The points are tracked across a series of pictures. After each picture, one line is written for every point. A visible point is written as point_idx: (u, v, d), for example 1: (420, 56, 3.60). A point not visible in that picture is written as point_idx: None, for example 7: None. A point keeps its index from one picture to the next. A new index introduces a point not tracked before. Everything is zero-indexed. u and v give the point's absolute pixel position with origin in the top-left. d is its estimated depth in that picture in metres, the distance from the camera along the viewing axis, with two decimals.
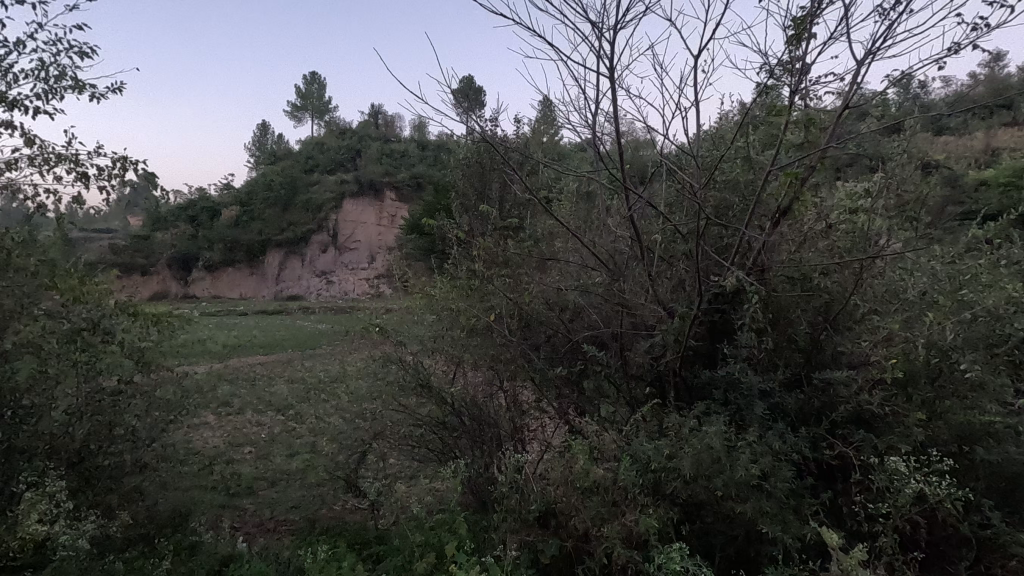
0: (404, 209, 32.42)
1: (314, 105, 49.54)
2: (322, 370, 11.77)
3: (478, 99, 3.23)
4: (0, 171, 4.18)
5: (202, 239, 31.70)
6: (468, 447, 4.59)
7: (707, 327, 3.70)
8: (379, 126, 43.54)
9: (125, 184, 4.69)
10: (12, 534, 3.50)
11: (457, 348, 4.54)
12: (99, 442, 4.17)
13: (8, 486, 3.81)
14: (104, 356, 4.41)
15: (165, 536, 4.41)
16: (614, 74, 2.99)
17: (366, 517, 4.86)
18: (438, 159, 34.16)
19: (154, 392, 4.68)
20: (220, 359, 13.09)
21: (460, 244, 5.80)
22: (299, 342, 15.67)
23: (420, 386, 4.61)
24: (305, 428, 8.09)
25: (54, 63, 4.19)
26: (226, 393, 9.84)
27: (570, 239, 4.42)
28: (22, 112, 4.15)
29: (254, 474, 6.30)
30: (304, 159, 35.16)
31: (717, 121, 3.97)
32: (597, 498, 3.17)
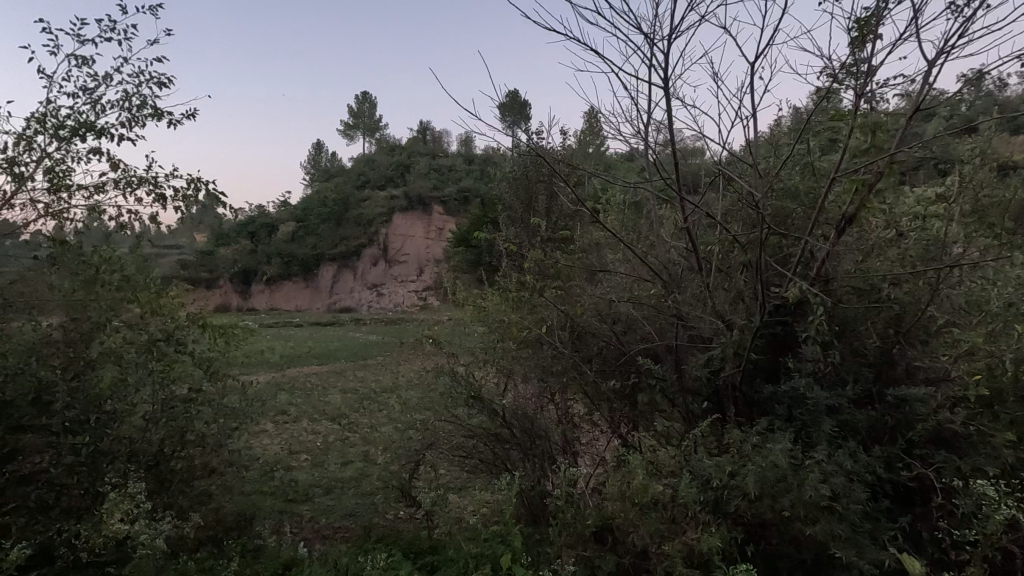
0: (452, 223, 33.00)
1: (366, 124, 51.40)
2: (374, 381, 12.07)
3: (527, 112, 3.26)
4: (89, 194, 4.55)
5: (260, 254, 33.19)
6: (520, 458, 4.63)
7: (768, 341, 3.57)
8: (427, 142, 44.68)
9: (198, 204, 5.01)
10: (98, 531, 3.71)
11: (508, 360, 4.56)
12: (173, 446, 4.46)
13: (93, 487, 4.01)
14: (177, 366, 4.69)
15: (232, 538, 4.60)
16: (667, 84, 2.97)
17: (420, 527, 4.92)
18: (484, 173, 34.65)
19: (222, 400, 4.92)
20: (278, 369, 13.64)
21: (509, 256, 5.85)
22: (352, 353, 16.15)
23: (471, 398, 4.67)
24: (358, 437, 8.30)
25: (137, 94, 4.54)
26: (284, 402, 10.23)
27: (622, 250, 4.39)
28: (109, 139, 4.51)
29: (312, 481, 6.50)
30: (356, 176, 36.42)
31: (774, 127, 3.86)
32: (656, 515, 3.10)
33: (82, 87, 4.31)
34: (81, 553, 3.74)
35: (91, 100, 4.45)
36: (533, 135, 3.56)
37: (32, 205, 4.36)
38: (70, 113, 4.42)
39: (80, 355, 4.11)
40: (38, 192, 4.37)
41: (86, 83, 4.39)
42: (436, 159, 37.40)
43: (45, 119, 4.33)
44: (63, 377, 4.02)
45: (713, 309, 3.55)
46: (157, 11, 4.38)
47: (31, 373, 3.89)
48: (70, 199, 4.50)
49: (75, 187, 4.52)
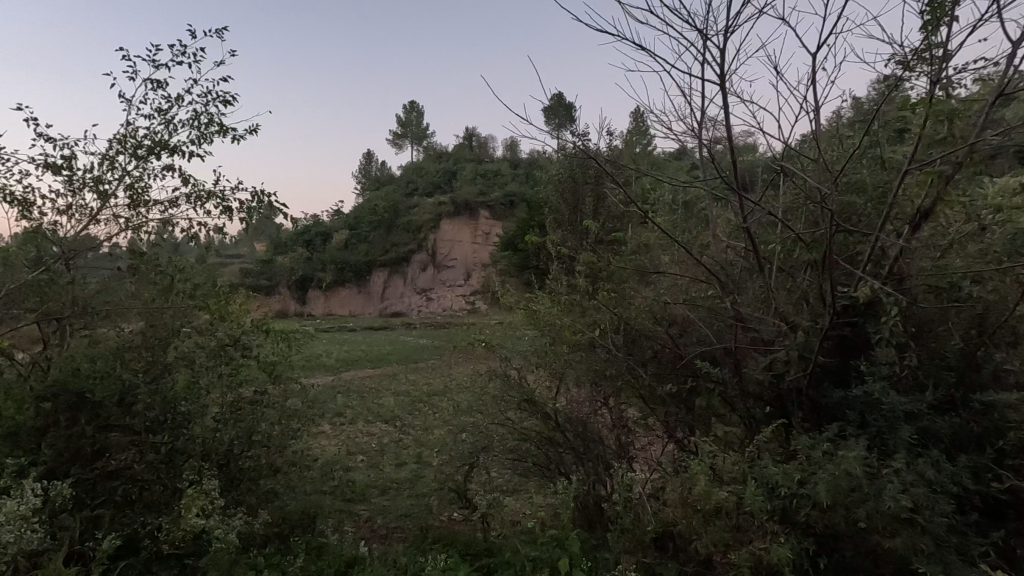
0: (498, 227, 33.24)
1: (413, 131, 52.59)
2: (425, 384, 12.32)
3: (571, 114, 3.25)
4: (164, 208, 4.86)
5: (315, 262, 34.45)
6: (574, 462, 4.61)
7: (836, 343, 3.41)
8: (473, 147, 45.35)
9: (260, 214, 5.26)
10: (178, 525, 3.94)
11: (561, 364, 4.53)
12: (242, 446, 4.68)
13: (173, 483, 4.25)
14: (244, 370, 4.93)
15: (297, 535, 4.73)
16: (722, 81, 2.89)
17: (475, 529, 4.98)
18: (530, 177, 34.73)
19: (286, 402, 5.14)
20: (334, 372, 14.12)
21: (559, 259, 5.84)
22: (403, 357, 16.54)
23: (525, 401, 4.69)
24: (411, 439, 8.49)
25: (204, 112, 4.83)
26: (340, 404, 10.59)
27: (675, 251, 4.30)
28: (181, 156, 4.81)
29: (369, 481, 6.68)
30: (404, 184, 37.31)
31: (837, 119, 3.69)
32: (720, 523, 3.01)
33: (157, 108, 4.62)
34: (163, 546, 3.95)
35: (164, 120, 4.76)
36: (583, 136, 3.54)
37: (115, 220, 4.70)
38: (146, 134, 4.74)
39: (159, 359, 4.38)
40: (119, 208, 4.71)
41: (160, 104, 4.69)
42: (482, 164, 37.79)
43: (124, 139, 4.66)
44: (144, 380, 4.28)
45: (775, 310, 3.42)
46: (221, 34, 4.65)
47: (117, 376, 4.19)
48: (147, 214, 4.82)
49: (152, 203, 4.84)
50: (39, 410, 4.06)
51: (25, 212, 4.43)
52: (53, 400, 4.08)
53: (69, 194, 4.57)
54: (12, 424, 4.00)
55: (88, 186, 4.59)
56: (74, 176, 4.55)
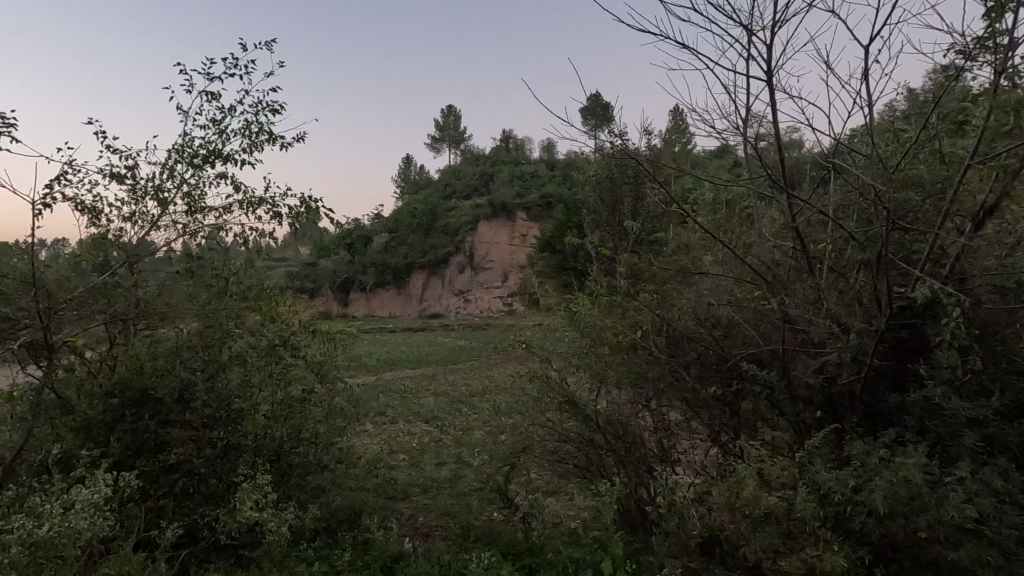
0: (535, 229, 33.26)
1: (450, 135, 53.16)
2: (464, 385, 12.45)
3: (607, 114, 3.24)
4: (218, 214, 5.09)
5: (357, 264, 35.27)
6: (615, 465, 4.58)
7: (892, 346, 3.28)
8: (510, 148, 45.54)
9: (307, 219, 5.45)
10: (233, 517, 4.12)
11: (601, 365, 4.50)
12: (291, 442, 4.85)
13: (228, 476, 4.45)
14: (293, 369, 5.12)
15: (344, 530, 4.89)
16: (768, 77, 2.83)
17: (516, 529, 5.00)
18: (567, 178, 34.64)
19: (331, 401, 5.30)
20: (374, 373, 14.42)
21: (598, 260, 5.80)
22: (442, 358, 16.78)
23: (565, 402, 4.68)
24: (451, 439, 8.60)
25: (255, 121, 5.04)
26: (381, 404, 10.81)
27: (719, 250, 4.22)
28: (233, 164, 5.04)
29: (410, 480, 6.79)
30: (443, 187, 37.81)
31: (890, 112, 3.55)
32: (769, 529, 2.94)
33: (212, 119, 4.86)
34: (220, 536, 4.15)
35: (218, 130, 4.99)
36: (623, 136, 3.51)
37: (173, 226, 4.96)
38: (201, 143, 4.98)
39: (214, 358, 4.59)
40: (177, 215, 4.96)
41: (215, 115, 4.93)
42: (519, 166, 37.91)
43: (182, 149, 4.91)
44: (200, 378, 4.49)
45: (825, 311, 3.32)
46: (270, 46, 4.86)
47: (175, 374, 4.41)
48: (203, 220, 5.07)
49: (207, 209, 5.09)
50: (107, 405, 4.32)
51: (94, 220, 4.72)
52: (119, 397, 4.33)
53: (132, 202, 4.85)
54: (83, 418, 4.27)
55: (149, 194, 4.86)
56: (137, 185, 4.82)
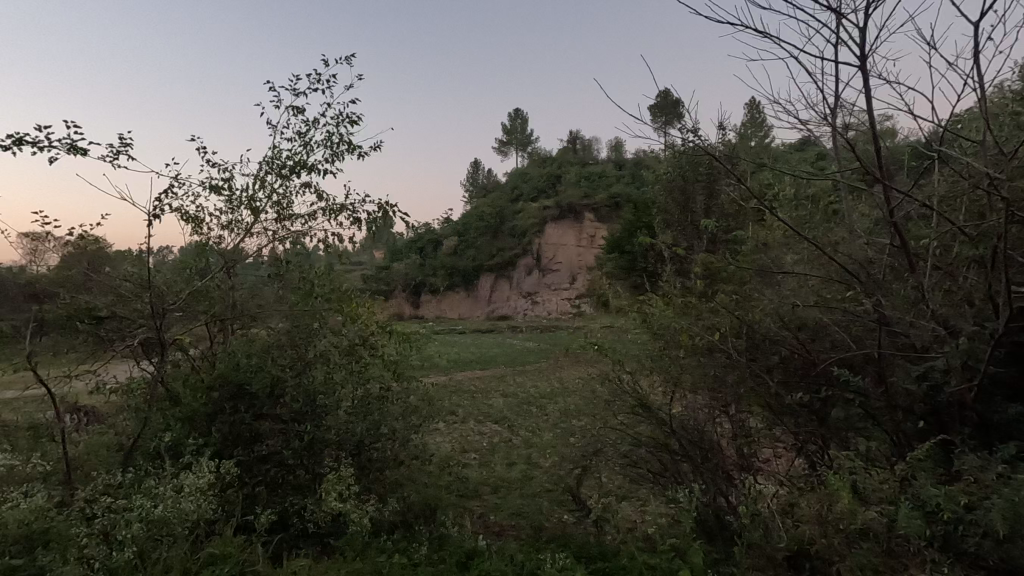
0: (603, 229, 32.85)
1: (517, 139, 53.64)
2: (532, 387, 12.48)
3: (679, 109, 3.14)
4: (304, 221, 5.42)
5: (427, 267, 36.29)
6: (691, 472, 4.44)
7: (1009, 351, 2.98)
8: (577, 149, 45.38)
9: (384, 224, 5.68)
10: (320, 507, 4.38)
11: (676, 369, 4.38)
12: (371, 438, 5.08)
13: (315, 468, 4.73)
14: (372, 367, 5.36)
15: (420, 524, 5.05)
16: (860, 62, 2.65)
17: (588, 532, 4.96)
18: (636, 178, 34.01)
19: (407, 399, 5.50)
20: (445, 373, 14.77)
21: (670, 261, 5.65)
22: (510, 359, 16.94)
23: (638, 406, 4.57)
24: (521, 439, 8.65)
25: (336, 133, 5.32)
26: (452, 403, 11.06)
27: (803, 249, 4.00)
28: (317, 174, 5.34)
29: (481, 479, 6.90)
30: (510, 191, 38.19)
31: (1004, 93, 3.22)
32: (866, 546, 2.76)
33: (298, 132, 5.18)
34: (309, 524, 4.42)
35: (303, 142, 5.31)
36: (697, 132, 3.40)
37: (264, 233, 5.33)
38: (288, 155, 5.32)
39: (302, 356, 4.90)
40: (268, 222, 5.33)
41: (301, 128, 5.25)
42: (586, 167, 37.63)
43: (272, 161, 5.27)
44: (289, 375, 4.79)
45: (929, 312, 3.06)
46: (350, 61, 5.12)
47: (267, 371, 4.73)
48: (290, 226, 5.41)
49: (294, 216, 5.42)
50: (208, 398, 4.69)
51: (197, 228, 5.16)
52: (218, 391, 4.70)
53: (229, 211, 5.26)
54: (187, 409, 4.62)
55: (243, 203, 5.25)
56: (233, 196, 5.22)
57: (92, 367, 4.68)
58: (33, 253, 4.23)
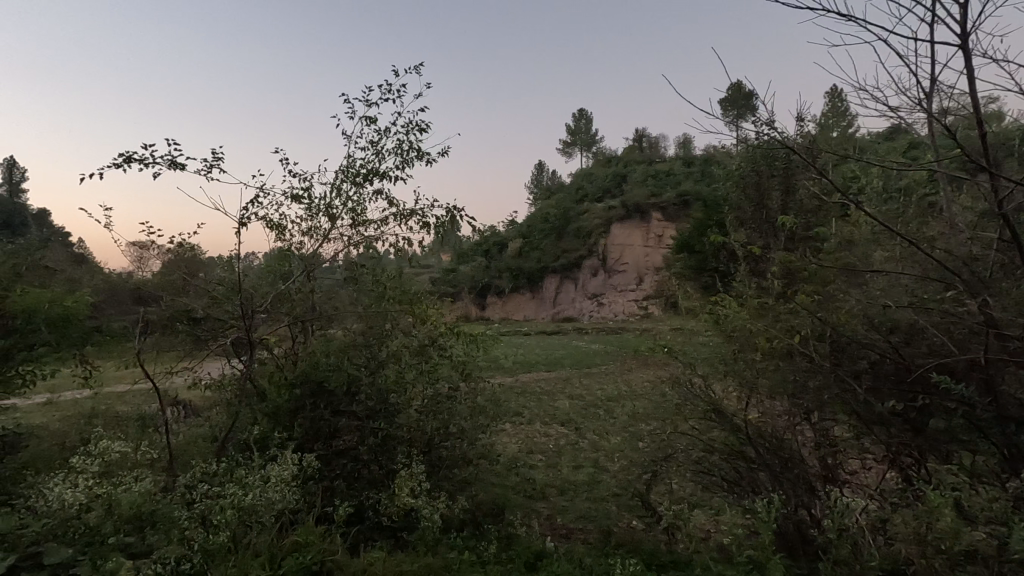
0: (671, 228, 31.93)
1: (581, 139, 53.27)
2: (598, 389, 12.33)
3: (753, 102, 3.00)
4: (377, 226, 5.64)
5: (493, 270, 36.73)
6: (770, 482, 4.23)
7: None
8: (643, 147, 44.47)
9: (452, 227, 5.81)
10: (394, 501, 4.54)
11: (752, 373, 4.18)
12: (440, 436, 5.21)
13: (388, 464, 4.91)
14: (441, 367, 5.50)
15: (488, 523, 5.12)
16: (961, 40, 2.41)
17: (659, 540, 4.83)
18: (706, 175, 32.83)
19: (475, 399, 5.59)
20: (511, 374, 14.87)
21: (743, 260, 5.42)
22: (576, 361, 16.81)
23: (711, 411, 4.41)
24: (587, 442, 8.56)
25: (406, 140, 5.50)
26: (519, 405, 11.11)
27: (894, 245, 3.72)
28: (388, 180, 5.55)
29: (548, 480, 6.90)
30: (574, 192, 37.95)
31: None
32: (972, 569, 2.52)
33: (370, 141, 5.41)
34: (383, 518, 4.59)
35: (376, 150, 5.54)
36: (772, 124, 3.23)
37: (340, 238, 5.60)
38: (362, 163, 5.56)
39: (375, 356, 5.10)
40: (343, 228, 5.59)
41: (373, 137, 5.47)
42: (652, 165, 36.75)
43: (347, 170, 5.53)
44: (364, 374, 5.01)
45: None
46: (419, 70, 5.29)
47: (344, 369, 4.97)
48: (364, 232, 5.65)
49: (368, 222, 5.66)
50: (291, 394, 4.98)
51: (280, 235, 5.50)
52: (300, 388, 4.98)
53: (308, 219, 5.56)
54: (272, 405, 4.91)
55: (321, 211, 5.54)
56: (312, 204, 5.52)
57: (190, 365, 5.09)
58: (139, 259, 4.69)
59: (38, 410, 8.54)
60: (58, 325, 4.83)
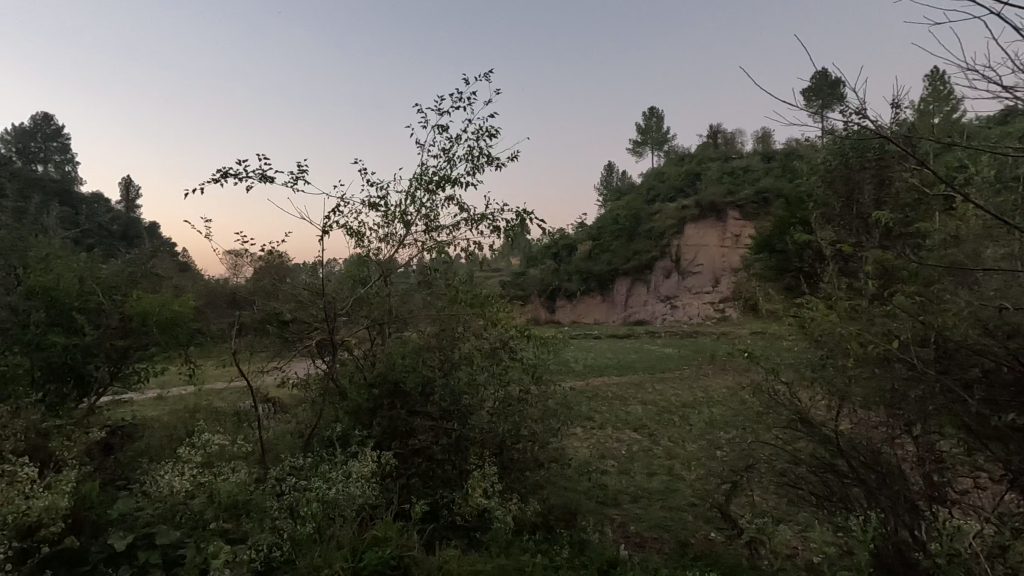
0: (750, 227, 30.40)
1: (653, 138, 51.99)
2: (673, 395, 11.94)
3: (839, 90, 2.80)
4: (449, 231, 5.78)
5: (562, 272, 36.60)
6: (865, 499, 3.91)
7: None
8: (718, 143, 42.73)
9: (522, 231, 5.85)
10: (467, 501, 4.63)
11: (842, 381, 3.91)
12: (512, 439, 5.25)
13: (462, 464, 5.01)
14: (513, 370, 5.55)
15: (561, 527, 5.10)
16: None
17: (740, 555, 4.61)
18: (788, 170, 31.00)
19: (546, 402, 5.60)
20: (581, 378, 14.73)
21: (832, 260, 5.07)
22: (649, 365, 16.37)
23: (796, 420, 4.16)
24: (662, 449, 8.31)
25: (476, 146, 5.61)
26: (591, 409, 10.98)
27: (1010, 241, 3.34)
28: (460, 186, 5.68)
29: (621, 487, 6.76)
30: (646, 192, 37.06)
31: None
32: None
33: (442, 148, 5.56)
34: (457, 517, 4.69)
35: (447, 158, 5.68)
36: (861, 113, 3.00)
37: (415, 243, 5.79)
38: (435, 171, 5.73)
39: (448, 358, 5.24)
40: (418, 234, 5.78)
41: (445, 145, 5.62)
42: (729, 162, 35.19)
43: (421, 177, 5.71)
44: (438, 375, 5.16)
45: None
46: (489, 77, 5.37)
47: (419, 371, 5.14)
48: (437, 237, 5.81)
49: (441, 227, 5.81)
50: (370, 394, 5.21)
51: (359, 242, 5.77)
52: (378, 388, 5.20)
53: (385, 226, 5.80)
54: (353, 404, 5.19)
55: (397, 218, 5.76)
56: (388, 212, 5.75)
57: (280, 365, 5.45)
58: (234, 266, 5.06)
59: (151, 404, 9.44)
60: (167, 326, 5.32)
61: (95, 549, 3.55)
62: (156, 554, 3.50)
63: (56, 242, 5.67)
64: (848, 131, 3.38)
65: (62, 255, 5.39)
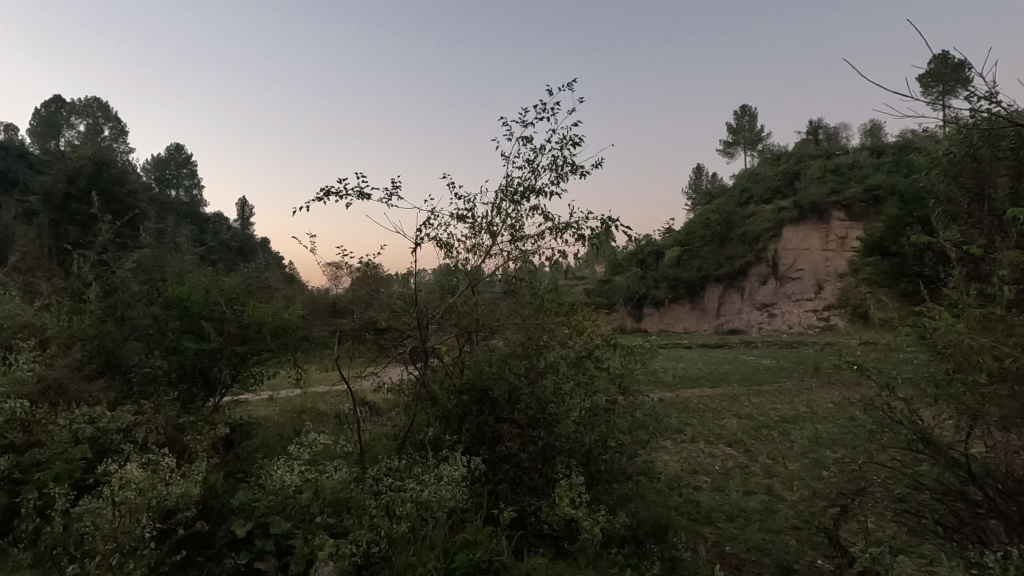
0: (858, 228, 28.02)
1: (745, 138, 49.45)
2: (771, 409, 11.22)
3: (964, 73, 2.55)
4: (534, 240, 5.85)
5: (649, 280, 35.61)
6: (1004, 532, 3.46)
7: None
8: (819, 139, 39.89)
9: (607, 238, 5.80)
10: (555, 510, 4.64)
11: (972, 398, 3.50)
12: (600, 449, 5.20)
13: (549, 472, 5.02)
14: (599, 379, 5.50)
15: (651, 543, 4.97)
16: None
17: None
18: (902, 165, 28.30)
19: (634, 412, 5.49)
20: (671, 389, 14.20)
21: (957, 263, 4.57)
22: (745, 377, 15.47)
23: (917, 441, 3.76)
24: (760, 467, 7.84)
25: (560, 156, 5.65)
26: (681, 422, 10.56)
27: None
28: (544, 196, 5.74)
29: (715, 504, 6.46)
30: (738, 194, 35.28)
31: None
32: None
33: (526, 159, 5.65)
34: (545, 525, 4.71)
35: (532, 168, 5.77)
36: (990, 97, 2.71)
37: (501, 253, 5.91)
38: (519, 181, 5.83)
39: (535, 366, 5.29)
40: (503, 244, 5.90)
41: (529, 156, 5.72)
42: (832, 158, 32.71)
43: (506, 188, 5.84)
44: (524, 383, 5.22)
45: None
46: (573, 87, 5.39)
47: (506, 379, 5.24)
48: (522, 246, 5.90)
49: (526, 236, 5.89)
50: (459, 400, 5.38)
51: (448, 253, 5.99)
52: (467, 395, 5.35)
53: (472, 236, 5.98)
54: (443, 409, 5.36)
55: (484, 229, 5.92)
56: (475, 224, 5.93)
57: (376, 370, 5.76)
58: (334, 277, 5.40)
59: (263, 405, 10.29)
60: (279, 333, 5.75)
61: (220, 534, 3.95)
62: (270, 542, 3.85)
63: (188, 258, 6.40)
64: (974, 119, 3.06)
65: (192, 270, 6.08)
